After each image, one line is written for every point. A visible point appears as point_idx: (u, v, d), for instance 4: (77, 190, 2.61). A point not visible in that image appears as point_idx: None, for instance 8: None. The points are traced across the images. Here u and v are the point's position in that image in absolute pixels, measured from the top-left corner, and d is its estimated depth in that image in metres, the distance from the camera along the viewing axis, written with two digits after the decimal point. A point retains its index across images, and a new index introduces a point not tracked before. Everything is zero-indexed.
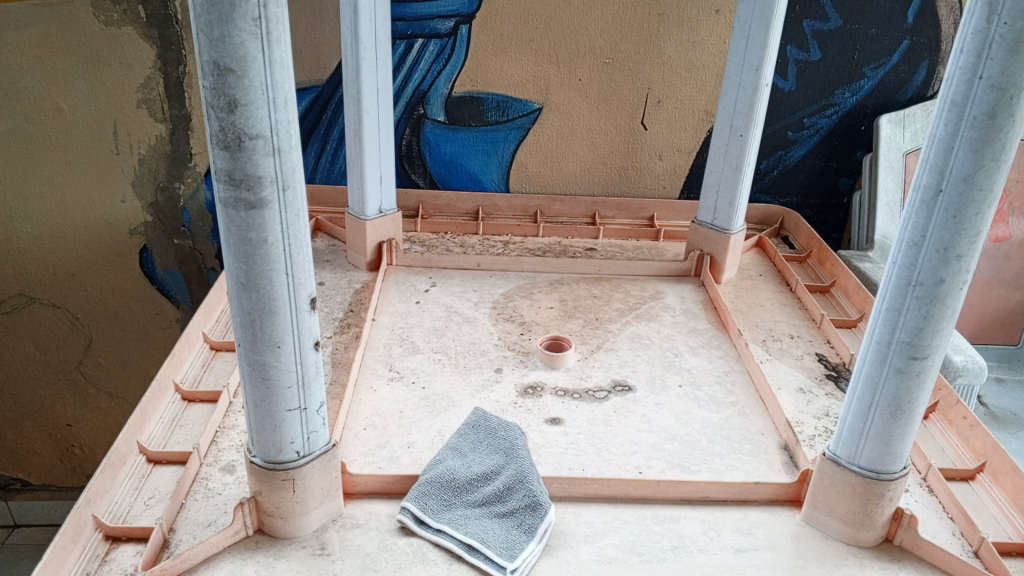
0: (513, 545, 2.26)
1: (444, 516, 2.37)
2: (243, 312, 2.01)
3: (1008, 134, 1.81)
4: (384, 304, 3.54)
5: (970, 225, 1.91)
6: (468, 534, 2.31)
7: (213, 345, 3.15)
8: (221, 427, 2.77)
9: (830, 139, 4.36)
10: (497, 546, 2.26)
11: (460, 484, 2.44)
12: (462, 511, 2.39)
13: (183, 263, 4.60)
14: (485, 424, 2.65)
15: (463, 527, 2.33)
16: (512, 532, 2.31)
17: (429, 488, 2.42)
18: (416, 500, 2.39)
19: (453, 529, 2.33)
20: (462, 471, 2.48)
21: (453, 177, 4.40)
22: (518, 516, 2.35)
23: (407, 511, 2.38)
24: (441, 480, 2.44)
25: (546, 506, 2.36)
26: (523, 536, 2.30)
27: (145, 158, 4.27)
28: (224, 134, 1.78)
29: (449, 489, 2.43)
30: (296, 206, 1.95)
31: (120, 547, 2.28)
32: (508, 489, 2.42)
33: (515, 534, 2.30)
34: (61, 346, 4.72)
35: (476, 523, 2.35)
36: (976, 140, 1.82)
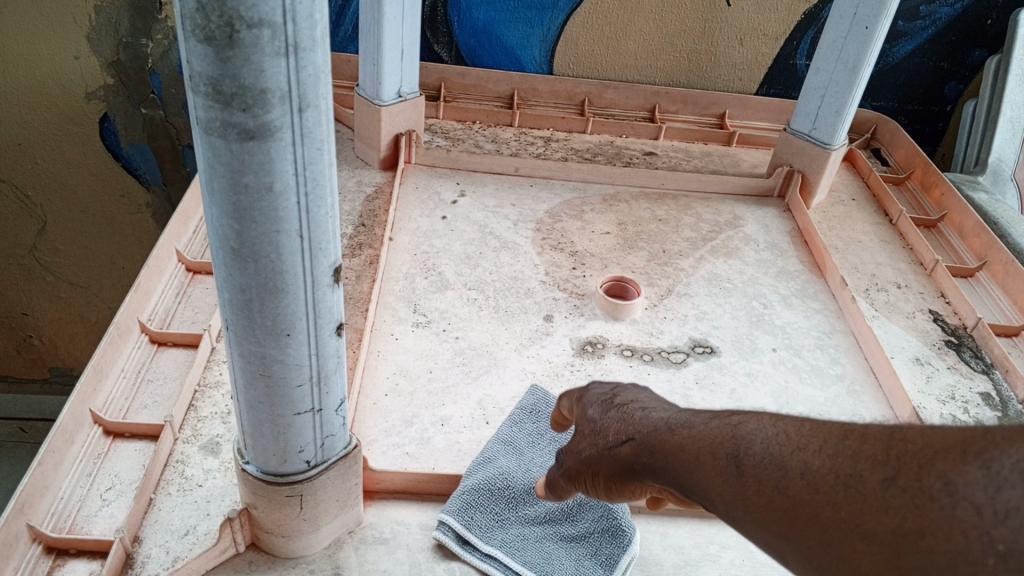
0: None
1: (495, 537, 1.82)
2: (234, 287, 1.36)
3: None
4: (403, 217, 2.85)
5: None
6: (527, 562, 1.78)
7: (190, 266, 2.50)
8: (202, 384, 2.16)
9: (947, 33, 3.58)
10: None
11: (518, 493, 1.88)
12: (519, 529, 1.84)
13: (154, 136, 3.82)
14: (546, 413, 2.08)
15: (522, 552, 1.79)
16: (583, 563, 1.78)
17: (477, 497, 1.85)
18: (459, 513, 1.83)
19: (508, 556, 1.78)
20: (520, 475, 1.91)
21: (484, 51, 3.59)
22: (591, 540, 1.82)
23: (449, 528, 1.82)
24: (494, 488, 1.87)
25: (630, 532, 1.82)
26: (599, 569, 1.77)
27: (103, 4, 3.40)
28: (206, 15, 1.06)
29: (503, 499, 1.87)
30: (320, 134, 1.25)
31: (68, 564, 1.72)
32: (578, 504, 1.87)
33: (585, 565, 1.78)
34: (10, 226, 4.00)
35: (537, 546, 1.81)
36: None
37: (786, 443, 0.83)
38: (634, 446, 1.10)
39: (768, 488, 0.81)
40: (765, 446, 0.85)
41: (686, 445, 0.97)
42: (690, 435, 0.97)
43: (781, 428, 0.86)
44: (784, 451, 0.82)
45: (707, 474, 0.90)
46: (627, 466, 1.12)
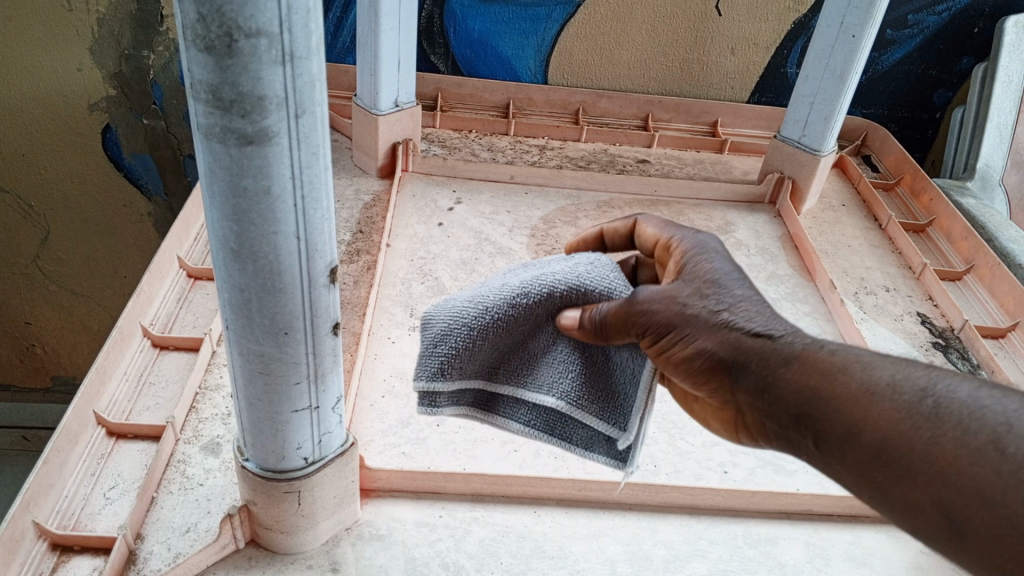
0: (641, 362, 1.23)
1: (498, 367, 1.27)
2: (233, 287, 1.41)
3: None
4: (400, 224, 2.90)
5: None
6: (554, 380, 1.25)
7: (191, 273, 2.55)
8: (203, 387, 2.21)
9: (935, 42, 3.64)
10: (609, 412, 1.26)
11: (519, 319, 1.20)
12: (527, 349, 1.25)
13: (155, 147, 3.88)
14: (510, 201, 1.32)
15: (541, 369, 1.26)
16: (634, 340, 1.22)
17: (467, 329, 1.19)
18: (446, 345, 1.19)
19: (523, 385, 1.27)
20: (512, 292, 1.19)
21: (480, 61, 3.65)
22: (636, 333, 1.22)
23: (441, 376, 1.21)
24: (480, 318, 1.19)
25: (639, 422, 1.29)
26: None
27: (105, 17, 3.47)
28: (206, 26, 1.11)
29: (497, 332, 1.20)
30: (315, 139, 1.30)
31: (73, 560, 1.76)
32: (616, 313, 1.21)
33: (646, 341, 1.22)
34: (14, 237, 4.06)
35: (562, 358, 1.25)
36: None
37: (1004, 401, 0.82)
38: (771, 345, 1.01)
39: (978, 443, 0.79)
40: (976, 396, 0.83)
41: (846, 369, 0.93)
42: (859, 361, 0.93)
43: (985, 383, 0.85)
44: (1004, 407, 0.81)
45: (880, 411, 0.87)
46: (750, 362, 1.01)
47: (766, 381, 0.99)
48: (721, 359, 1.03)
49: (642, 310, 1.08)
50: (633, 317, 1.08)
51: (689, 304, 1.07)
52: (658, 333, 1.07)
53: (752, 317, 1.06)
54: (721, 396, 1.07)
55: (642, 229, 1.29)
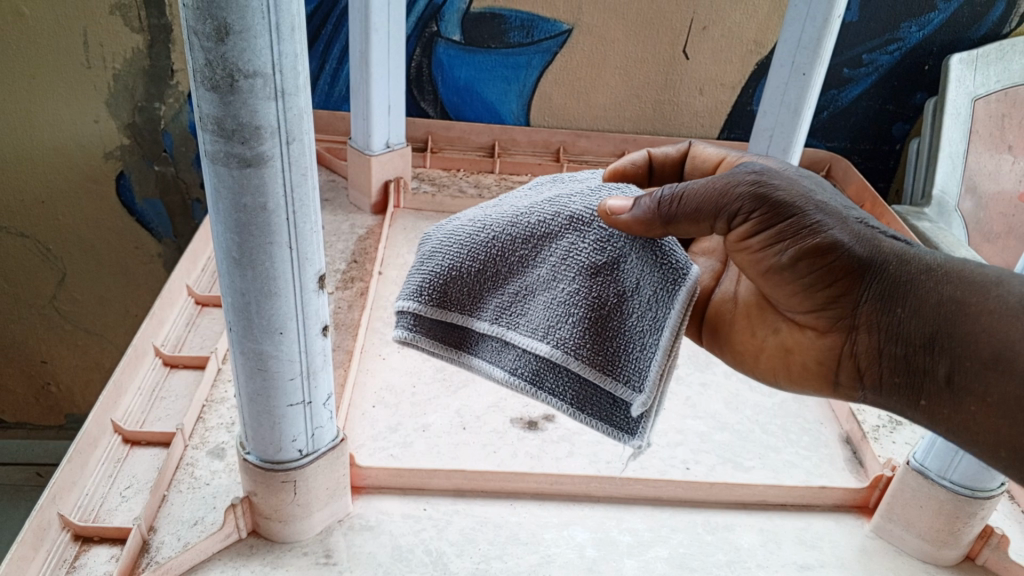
0: (643, 307, 1.19)
1: (490, 306, 1.30)
2: (235, 291, 1.63)
3: None
4: (391, 254, 3.14)
5: None
6: (547, 323, 1.24)
7: (199, 300, 2.78)
8: (209, 400, 2.42)
9: (890, 79, 3.91)
10: (607, 367, 1.22)
11: (514, 244, 1.28)
12: (522, 285, 1.28)
13: (165, 192, 4.16)
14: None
15: (534, 311, 1.26)
16: (635, 279, 1.20)
17: (458, 247, 1.31)
18: (435, 262, 1.32)
19: (515, 327, 1.27)
20: (515, 218, 1.29)
21: (467, 106, 3.94)
22: (641, 271, 1.20)
23: (427, 295, 1.32)
24: (475, 236, 1.30)
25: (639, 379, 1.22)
26: (677, 254, 1.19)
27: (121, 73, 3.78)
28: (212, 69, 1.35)
29: (492, 252, 1.29)
30: (304, 162, 1.54)
31: (92, 550, 1.95)
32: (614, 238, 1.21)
33: (650, 281, 1.19)
34: (32, 279, 4.31)
35: (556, 301, 1.24)
36: None
37: None
38: (903, 249, 1.15)
39: None
40: None
41: (993, 285, 1.07)
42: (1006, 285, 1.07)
43: None
44: None
45: None
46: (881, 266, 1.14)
47: (898, 283, 1.13)
48: (859, 257, 1.14)
49: (751, 192, 1.17)
50: (737, 196, 1.17)
51: (815, 194, 1.20)
52: (778, 220, 1.17)
53: (875, 224, 1.21)
54: (838, 300, 1.18)
55: (697, 151, 1.49)
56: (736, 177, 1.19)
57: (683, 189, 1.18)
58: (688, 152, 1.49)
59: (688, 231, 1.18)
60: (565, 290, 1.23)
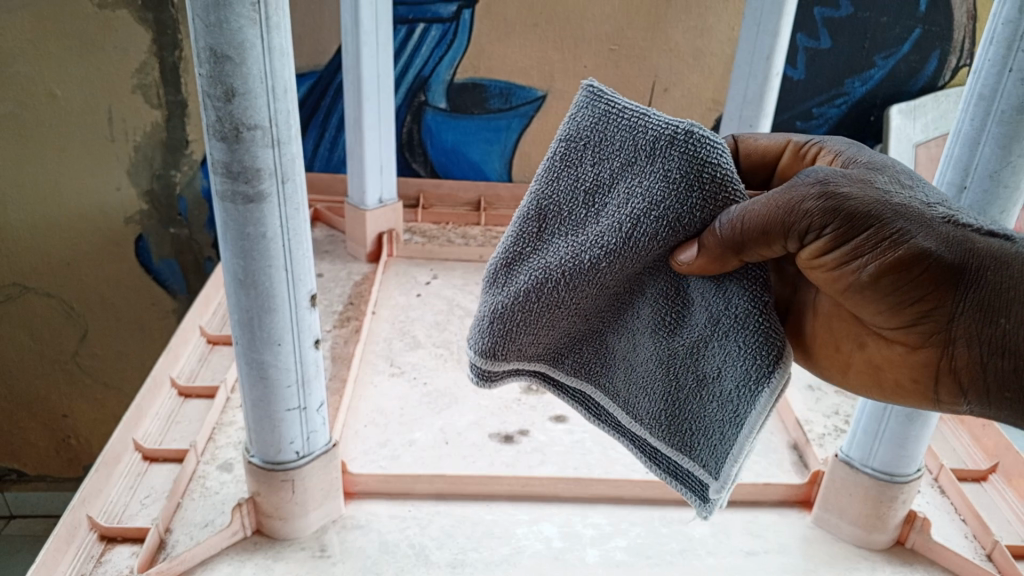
0: (726, 400, 1.07)
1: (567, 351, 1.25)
2: (241, 309, 1.94)
3: None
4: (384, 297, 3.47)
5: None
6: (629, 387, 1.20)
7: (210, 338, 3.10)
8: (219, 423, 2.71)
9: (839, 130, 4.28)
10: (683, 446, 1.15)
11: None
12: (606, 339, 1.21)
13: (180, 252, 4.53)
14: (622, 127, 1.05)
15: (616, 369, 1.21)
16: (719, 365, 1.07)
17: (516, 303, 1.13)
18: (494, 318, 1.15)
19: (596, 381, 1.24)
20: None
21: (454, 166, 4.31)
22: (724, 357, 1.06)
23: (487, 353, 1.16)
24: None
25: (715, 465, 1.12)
26: (769, 351, 1.01)
27: (141, 145, 4.19)
28: (221, 124, 1.70)
29: None
30: (296, 199, 1.88)
31: (116, 548, 2.21)
32: (703, 313, 1.08)
33: (736, 378, 1.04)
34: (56, 336, 4.63)
35: (640, 369, 1.17)
36: (1010, 108, 1.71)
37: None
38: (1002, 247, 0.96)
39: None
40: None
41: None
42: None
43: None
44: None
45: None
46: (975, 271, 0.96)
47: (999, 290, 0.95)
48: (951, 267, 0.96)
49: (824, 208, 0.97)
50: (804, 213, 0.97)
51: (891, 191, 0.99)
52: (855, 232, 0.97)
53: (967, 216, 0.99)
54: (930, 314, 0.99)
55: (747, 145, 1.19)
56: (799, 189, 0.98)
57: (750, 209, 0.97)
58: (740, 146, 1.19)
59: (762, 255, 0.99)
60: (646, 360, 1.16)
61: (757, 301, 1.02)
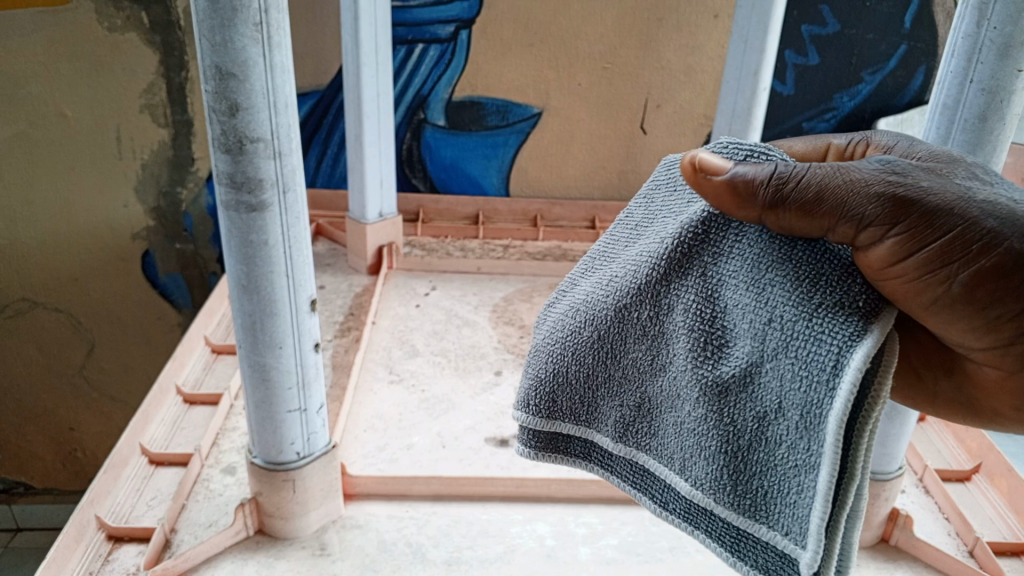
0: (795, 435, 0.88)
1: (611, 422, 1.11)
2: (244, 313, 2.03)
3: (1008, 107, 1.78)
4: (384, 307, 3.57)
5: (989, 136, 1.81)
6: (681, 451, 1.01)
7: (214, 348, 3.19)
8: (223, 428, 2.80)
9: None
10: (759, 513, 0.94)
11: (618, 341, 1.05)
12: (648, 397, 1.06)
13: (185, 266, 4.63)
14: (664, 178, 1.09)
15: (665, 432, 1.04)
16: (777, 392, 0.89)
17: (556, 349, 1.12)
18: (538, 370, 1.14)
19: (646, 450, 1.08)
20: (611, 308, 1.04)
21: (453, 182, 4.42)
22: (779, 385, 0.88)
23: (534, 408, 1.15)
24: (570, 339, 1.10)
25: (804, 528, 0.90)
26: (829, 356, 0.83)
27: (148, 163, 4.30)
28: (225, 137, 1.80)
29: (595, 359, 1.08)
30: (296, 209, 1.97)
31: (123, 547, 2.29)
32: (744, 336, 0.91)
33: (798, 401, 0.86)
34: (64, 349, 4.73)
35: (687, 425, 0.99)
36: (973, 116, 1.80)
37: None
38: None
39: None
40: None
41: None
42: None
43: None
44: None
45: None
46: None
47: None
48: None
49: (894, 199, 0.91)
50: (870, 195, 0.91)
51: (974, 188, 0.95)
52: (935, 234, 0.92)
53: None
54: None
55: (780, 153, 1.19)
56: (865, 174, 0.93)
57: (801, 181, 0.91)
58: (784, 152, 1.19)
59: (802, 223, 0.90)
60: (692, 414, 0.97)
61: (804, 300, 0.87)
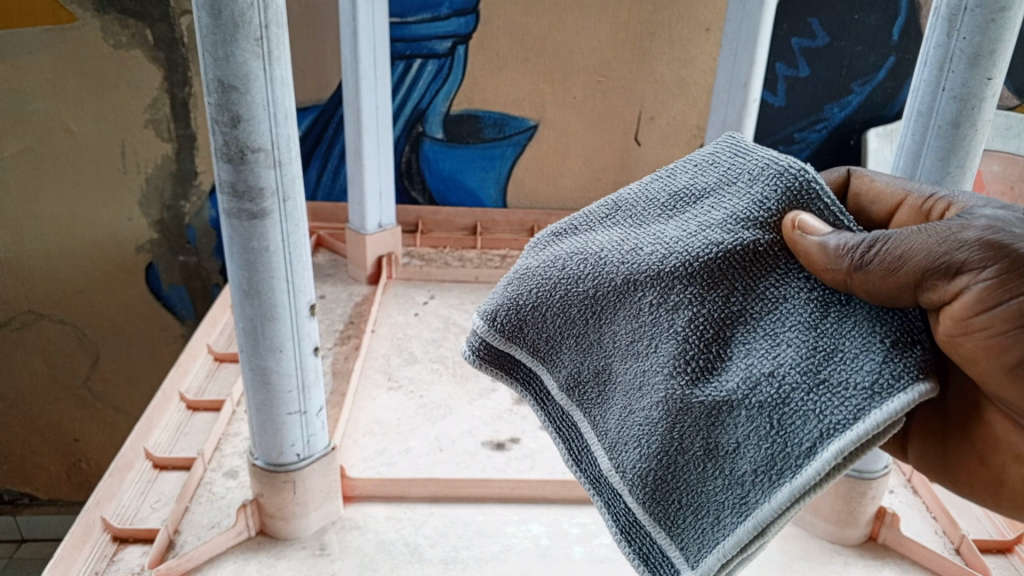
0: (739, 474, 1.01)
1: (566, 374, 1.22)
2: (245, 318, 2.10)
3: (979, 112, 1.85)
4: (384, 316, 3.64)
5: (962, 141, 1.88)
6: (620, 434, 1.13)
7: (217, 356, 3.26)
8: (226, 434, 2.86)
9: (821, 153, 4.46)
10: (664, 520, 1.08)
11: (610, 315, 1.15)
12: (612, 371, 1.16)
13: (188, 278, 4.70)
14: (726, 164, 1.14)
15: (611, 407, 1.16)
16: (741, 435, 1.00)
17: (545, 283, 1.19)
18: (523, 289, 1.22)
19: (586, 412, 1.20)
20: (616, 286, 1.13)
21: (452, 193, 4.50)
22: (748, 433, 1.00)
23: (502, 325, 1.23)
24: (565, 289, 1.18)
25: (693, 545, 1.06)
26: (808, 434, 0.95)
27: (152, 177, 4.38)
28: (228, 147, 1.87)
29: (579, 322, 1.18)
30: (296, 216, 2.04)
31: (128, 548, 2.34)
32: (738, 372, 1.02)
33: (760, 450, 0.98)
34: (69, 361, 4.80)
35: (640, 415, 1.10)
36: (946, 122, 1.87)
37: None
38: None
39: None
40: None
41: None
42: None
43: None
44: None
45: None
46: None
47: None
48: None
49: (979, 258, 0.96)
50: (952, 258, 0.97)
51: None
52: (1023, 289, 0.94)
53: None
54: None
55: (861, 183, 1.26)
56: (952, 237, 0.99)
57: (891, 246, 1.00)
58: (849, 182, 1.27)
59: (881, 287, 0.98)
60: (651, 408, 1.08)
61: (811, 372, 0.98)
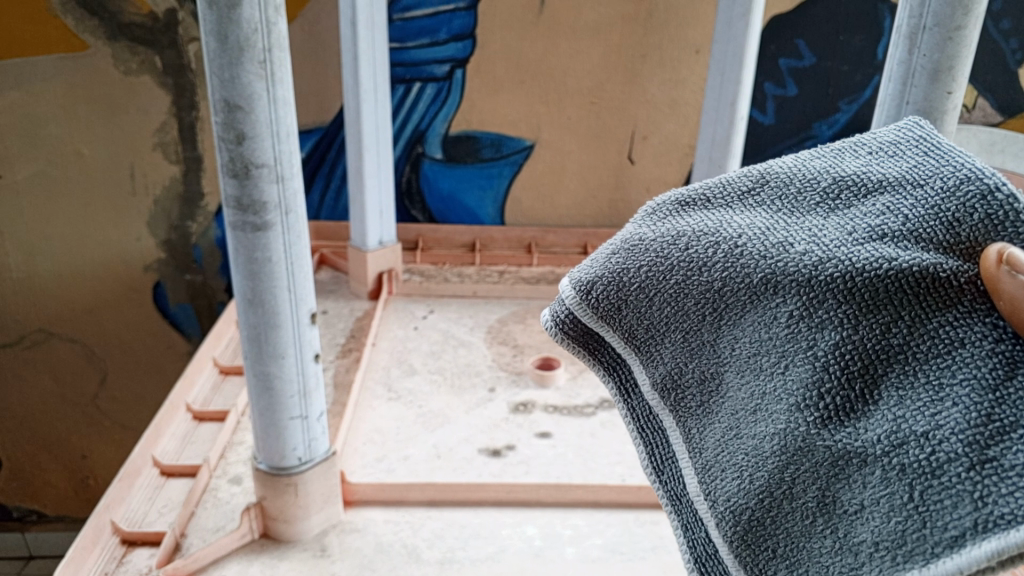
0: (855, 541, 0.85)
1: (666, 374, 1.06)
2: (250, 325, 2.21)
3: (941, 125, 1.95)
4: (384, 330, 3.74)
5: None
6: (720, 458, 1.00)
7: (222, 368, 3.37)
8: (231, 442, 2.95)
9: None
10: (752, 557, 0.96)
11: (731, 321, 0.97)
12: (721, 382, 1.01)
13: (194, 297, 4.81)
14: (921, 163, 0.95)
15: (713, 423, 1.02)
16: (871, 497, 0.83)
17: (659, 263, 1.01)
18: (631, 264, 1.04)
19: (678, 419, 1.06)
20: (740, 290, 0.95)
21: (451, 212, 4.61)
22: (881, 501, 0.82)
23: (599, 301, 1.07)
24: (679, 279, 1.00)
25: None
26: (956, 520, 0.76)
27: (160, 198, 4.51)
28: (233, 163, 1.99)
29: (691, 324, 1.01)
30: (297, 228, 2.16)
31: (136, 550, 2.43)
32: (885, 425, 0.83)
33: (888, 519, 0.81)
34: (77, 378, 4.90)
35: (749, 443, 0.95)
36: None
37: None
38: None
39: None
40: None
41: None
42: None
43: None
44: None
45: None
46: None
47: None
48: None
49: None
50: None
51: None
52: None
53: None
54: None
55: None
56: None
57: None
58: None
59: None
60: (764, 438, 0.93)
61: (976, 445, 0.77)
